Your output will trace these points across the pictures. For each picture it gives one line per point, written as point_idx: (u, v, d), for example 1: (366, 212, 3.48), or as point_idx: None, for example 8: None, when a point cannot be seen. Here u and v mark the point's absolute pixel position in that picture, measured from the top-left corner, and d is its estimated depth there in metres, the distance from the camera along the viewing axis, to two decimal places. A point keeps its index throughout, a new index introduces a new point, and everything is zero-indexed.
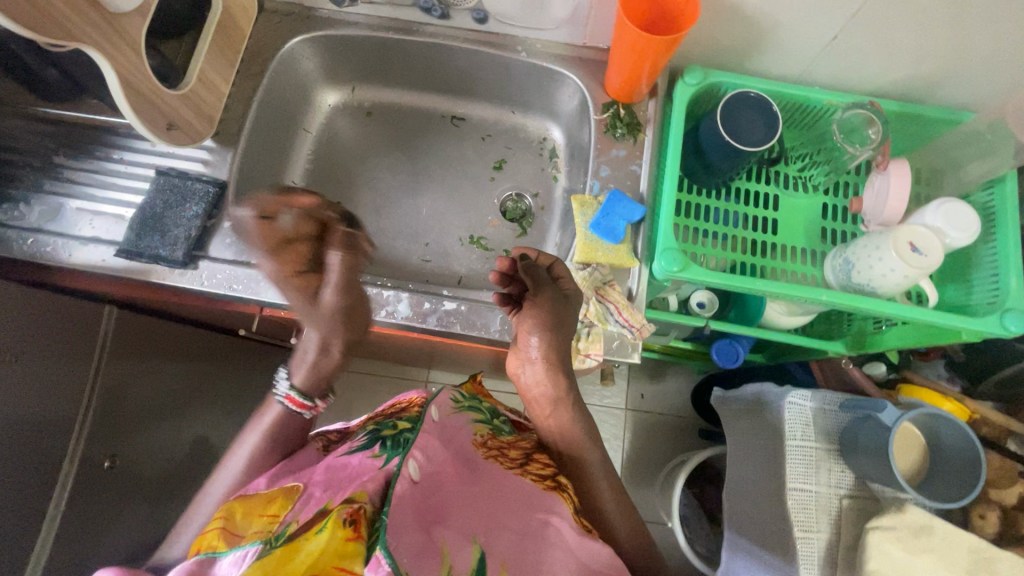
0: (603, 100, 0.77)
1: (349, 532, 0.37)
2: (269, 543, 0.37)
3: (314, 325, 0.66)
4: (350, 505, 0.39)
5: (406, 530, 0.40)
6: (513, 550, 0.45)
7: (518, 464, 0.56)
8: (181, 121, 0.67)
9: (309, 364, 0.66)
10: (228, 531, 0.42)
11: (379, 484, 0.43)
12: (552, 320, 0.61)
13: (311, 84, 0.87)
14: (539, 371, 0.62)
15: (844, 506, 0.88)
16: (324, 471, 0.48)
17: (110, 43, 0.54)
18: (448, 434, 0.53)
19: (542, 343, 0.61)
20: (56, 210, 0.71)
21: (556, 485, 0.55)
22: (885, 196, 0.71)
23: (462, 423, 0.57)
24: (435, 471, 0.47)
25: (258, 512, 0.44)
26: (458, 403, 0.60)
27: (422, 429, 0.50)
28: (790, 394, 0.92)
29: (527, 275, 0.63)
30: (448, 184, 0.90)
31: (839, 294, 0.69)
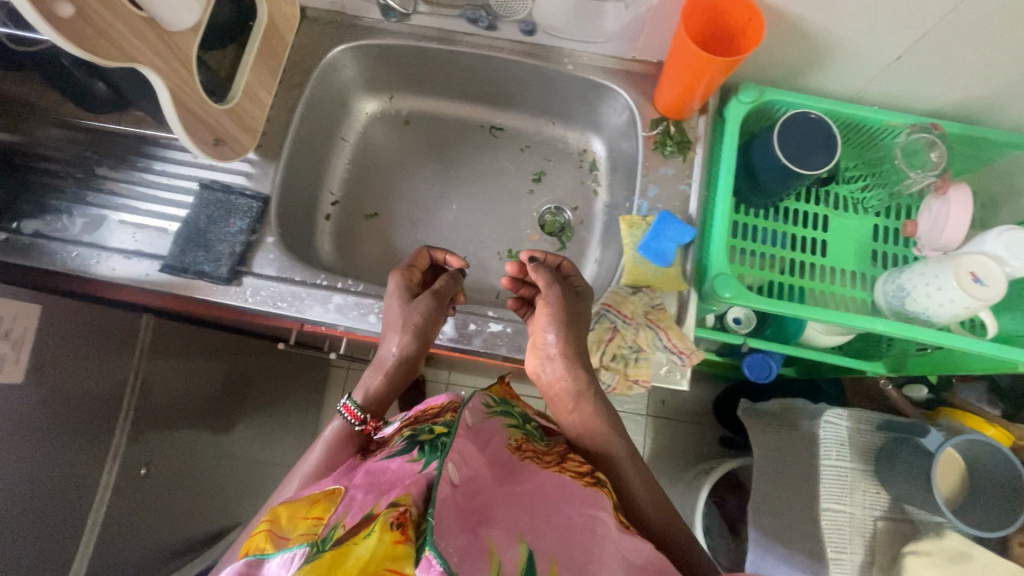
0: (651, 116, 0.75)
1: (397, 535, 0.36)
2: (315, 546, 0.37)
3: (398, 337, 0.62)
4: (396, 509, 0.38)
5: (452, 533, 0.39)
6: (562, 541, 0.43)
7: (555, 462, 0.54)
8: (227, 136, 0.66)
9: (366, 379, 0.63)
10: (274, 534, 0.41)
11: (421, 487, 0.42)
12: (568, 315, 0.62)
13: (351, 93, 0.85)
14: (559, 367, 0.61)
15: (879, 528, 0.88)
16: (364, 475, 0.47)
17: (163, 60, 0.52)
18: (483, 439, 0.50)
19: (559, 336, 0.61)
20: (99, 222, 0.70)
21: (594, 481, 0.52)
22: (942, 222, 0.70)
23: (495, 428, 0.54)
24: (474, 475, 0.45)
25: (301, 515, 0.43)
26: (491, 407, 0.57)
27: (459, 433, 0.48)
28: (825, 415, 0.91)
29: (536, 275, 0.65)
30: (485, 196, 0.89)
31: (893, 323, 0.68)
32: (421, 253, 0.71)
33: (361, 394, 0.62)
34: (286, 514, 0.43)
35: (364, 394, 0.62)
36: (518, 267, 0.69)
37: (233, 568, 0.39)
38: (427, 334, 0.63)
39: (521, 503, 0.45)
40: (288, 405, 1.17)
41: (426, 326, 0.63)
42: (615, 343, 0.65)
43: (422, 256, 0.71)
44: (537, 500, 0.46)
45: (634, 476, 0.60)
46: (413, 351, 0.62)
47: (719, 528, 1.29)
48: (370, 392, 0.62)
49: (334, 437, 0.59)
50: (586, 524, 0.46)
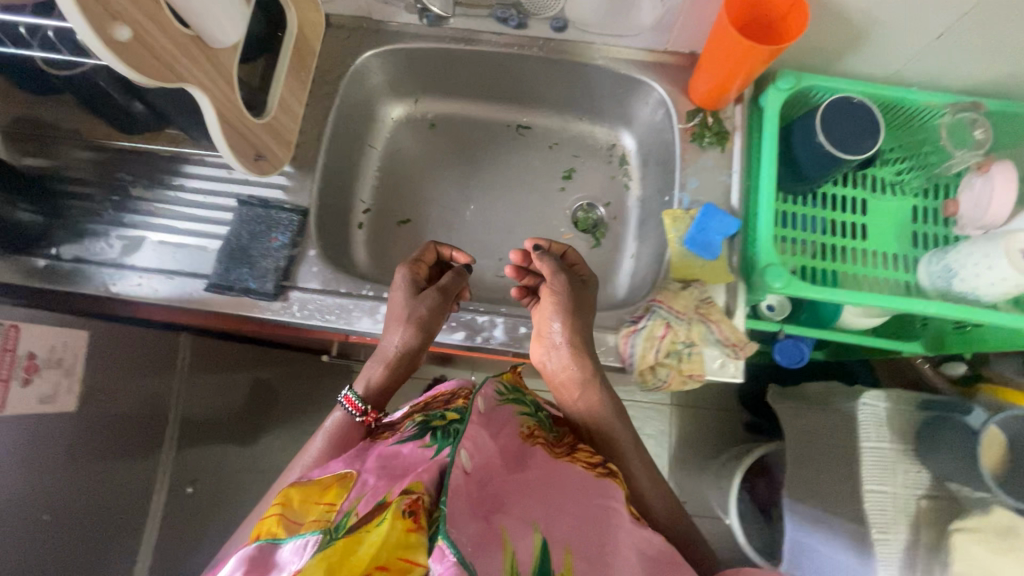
0: (686, 108, 0.74)
1: (409, 523, 0.36)
2: (329, 534, 0.37)
3: (400, 331, 0.63)
4: (409, 496, 0.38)
5: (466, 520, 0.38)
6: (576, 533, 0.42)
7: (566, 453, 0.53)
8: (267, 150, 0.65)
9: (368, 370, 0.64)
10: (286, 518, 0.41)
11: (434, 474, 0.41)
12: (574, 304, 0.63)
13: (377, 99, 0.84)
14: (564, 355, 0.62)
15: (922, 507, 0.86)
16: (376, 460, 0.47)
17: (210, 78, 0.52)
18: (494, 426, 0.50)
19: (564, 325, 0.62)
20: (138, 244, 0.70)
21: (607, 471, 0.51)
22: (986, 200, 0.69)
23: (508, 415, 0.53)
24: (486, 462, 0.44)
25: (311, 499, 0.43)
26: (504, 395, 0.56)
27: (472, 420, 0.47)
28: (863, 396, 0.91)
29: (541, 264, 0.65)
30: (516, 196, 0.88)
31: (944, 304, 0.67)
32: (428, 247, 0.70)
33: (362, 385, 0.64)
34: (298, 497, 0.43)
35: (366, 384, 0.64)
36: (521, 256, 0.67)
37: (244, 551, 0.39)
38: (430, 329, 0.64)
39: (534, 490, 0.44)
40: (319, 415, 1.17)
41: (429, 320, 0.63)
42: (669, 340, 0.64)
43: (430, 251, 0.70)
44: (547, 485, 0.46)
45: (639, 464, 0.61)
46: (415, 345, 0.63)
47: (753, 514, 1.29)
48: (371, 382, 0.63)
49: (335, 427, 0.60)
50: (595, 513, 0.45)
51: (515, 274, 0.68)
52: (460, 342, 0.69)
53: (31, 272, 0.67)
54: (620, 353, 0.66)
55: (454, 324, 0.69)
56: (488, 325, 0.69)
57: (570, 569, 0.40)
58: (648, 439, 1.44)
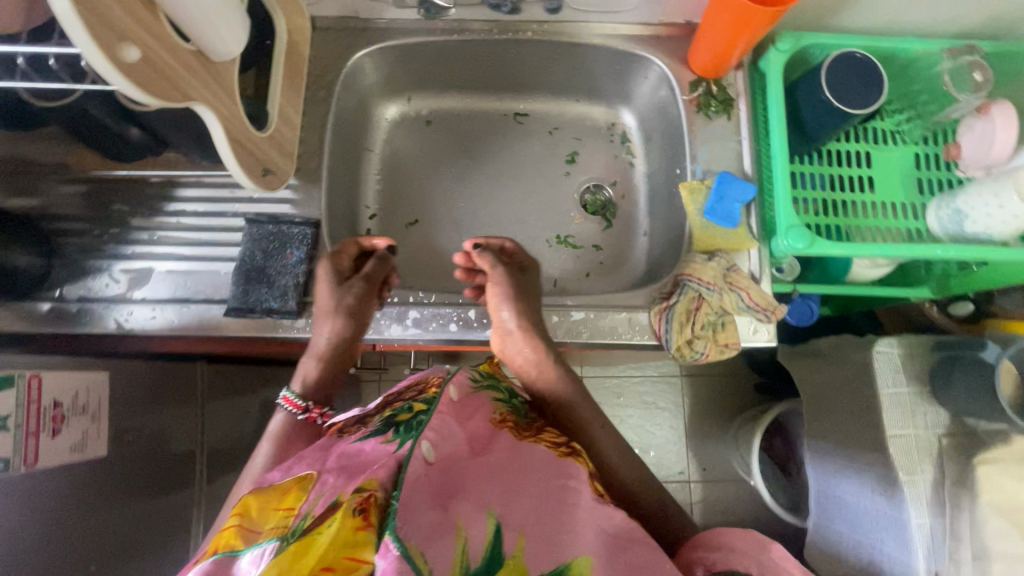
0: (688, 79, 0.74)
1: (358, 521, 0.36)
2: (285, 539, 0.36)
3: (328, 324, 0.64)
4: (360, 494, 0.38)
5: (421, 510, 0.37)
6: (535, 513, 0.42)
7: (533, 433, 0.54)
8: (273, 164, 0.63)
9: (303, 367, 0.65)
10: (245, 528, 0.40)
11: (390, 469, 0.41)
12: (516, 291, 0.66)
13: (371, 100, 0.82)
14: (518, 340, 0.65)
15: (945, 445, 0.85)
16: (337, 458, 0.46)
17: (215, 93, 0.50)
18: (467, 413, 0.50)
19: (511, 312, 0.65)
20: (145, 276, 0.67)
21: (570, 452, 0.52)
22: (989, 139, 0.71)
23: (482, 400, 0.53)
24: (451, 450, 0.44)
25: (270, 506, 0.42)
26: (476, 381, 0.56)
27: (438, 410, 0.47)
28: (878, 344, 0.91)
29: (480, 259, 0.69)
30: (521, 185, 0.87)
31: (962, 246, 0.68)
32: (348, 243, 0.69)
33: (300, 382, 0.65)
34: (258, 505, 0.42)
35: (303, 382, 0.65)
36: (465, 256, 0.71)
37: (201, 566, 0.37)
38: (359, 321, 0.65)
39: (496, 474, 0.44)
40: None
41: (356, 309, 0.64)
42: (702, 311, 0.66)
43: (350, 245, 0.69)
44: (511, 466, 0.45)
45: (603, 437, 0.62)
46: (348, 333, 0.64)
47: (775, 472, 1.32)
48: (308, 379, 0.65)
49: (278, 430, 0.61)
50: (555, 494, 0.45)
51: (465, 276, 0.72)
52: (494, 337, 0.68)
53: (35, 317, 0.64)
54: (655, 331, 0.66)
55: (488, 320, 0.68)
56: None
57: (523, 553, 0.39)
58: (665, 413, 1.46)
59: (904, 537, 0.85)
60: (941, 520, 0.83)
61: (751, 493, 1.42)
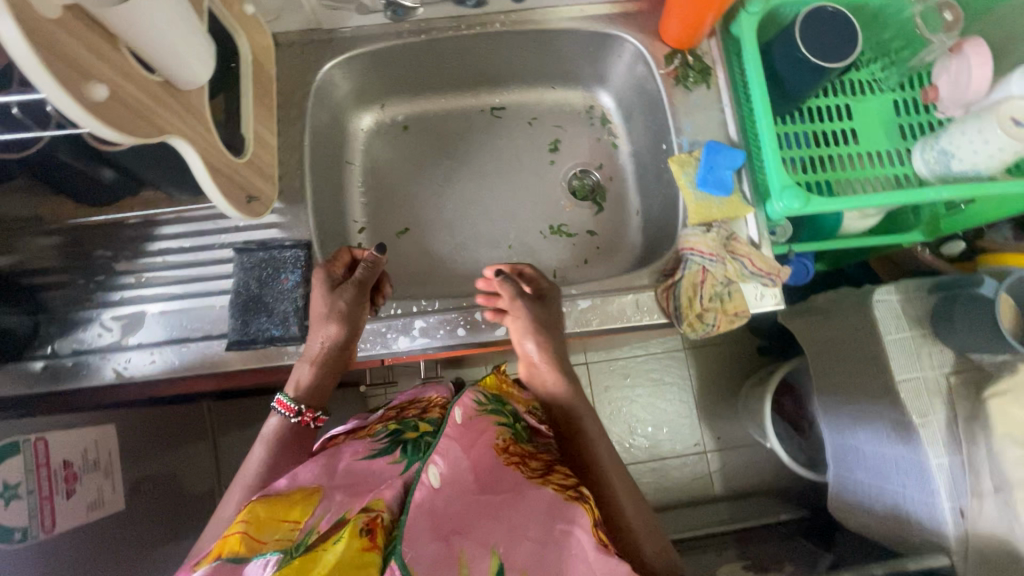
0: (662, 52, 0.73)
1: (365, 542, 0.37)
2: (290, 552, 0.37)
3: (325, 328, 0.61)
4: (367, 514, 0.40)
5: (424, 542, 0.39)
6: (535, 556, 0.41)
7: (539, 474, 0.49)
8: (256, 190, 0.61)
9: (295, 371, 0.61)
10: (250, 537, 0.39)
11: (397, 491, 0.43)
12: (540, 322, 0.64)
13: (345, 112, 0.81)
14: (542, 370, 0.64)
15: (953, 383, 0.86)
16: (344, 475, 0.47)
17: (188, 124, 0.48)
18: (470, 439, 0.48)
19: (537, 347, 0.63)
20: (139, 321, 0.65)
21: (578, 495, 0.47)
22: (965, 78, 0.72)
23: (485, 426, 0.50)
24: (457, 479, 0.44)
25: (274, 515, 0.42)
26: (483, 405, 0.52)
27: (444, 434, 0.47)
28: (876, 293, 0.91)
29: (502, 287, 0.65)
30: (508, 180, 0.86)
31: (953, 186, 0.68)
32: (342, 251, 0.67)
33: (293, 386, 0.61)
34: (263, 512, 0.42)
35: (296, 386, 0.61)
36: (486, 283, 0.67)
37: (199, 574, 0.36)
38: (355, 323, 0.62)
39: (500, 511, 0.43)
40: None
41: (351, 312, 0.61)
42: (709, 283, 0.65)
43: (343, 254, 0.66)
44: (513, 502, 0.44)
45: (608, 466, 0.59)
46: (344, 338, 0.61)
47: (789, 432, 1.33)
48: (301, 384, 0.61)
49: (272, 435, 0.59)
50: (553, 538, 0.43)
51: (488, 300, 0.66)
52: (504, 336, 0.67)
53: (30, 377, 0.62)
54: (664, 308, 0.66)
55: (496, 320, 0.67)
56: None
57: None
58: (675, 387, 1.46)
59: (925, 479, 0.86)
60: (959, 457, 0.84)
61: (767, 454, 1.43)
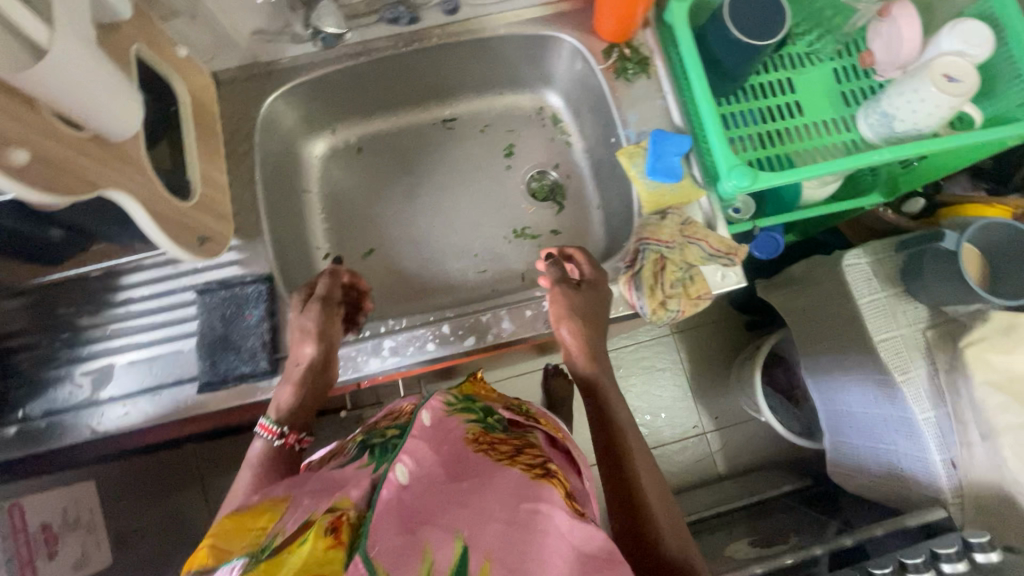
0: (600, 47, 0.74)
1: (330, 540, 0.37)
2: (254, 556, 0.37)
3: (303, 343, 0.61)
4: (332, 513, 0.39)
5: (389, 535, 0.38)
6: (502, 540, 0.41)
7: (507, 456, 0.51)
8: (208, 230, 0.62)
9: (274, 395, 0.62)
10: (218, 548, 0.40)
11: (364, 489, 0.43)
12: (577, 308, 0.63)
13: (296, 141, 0.81)
14: (578, 357, 0.64)
15: (930, 337, 0.88)
16: (314, 482, 0.46)
17: (123, 174, 0.48)
18: (440, 438, 0.50)
19: (572, 332, 0.63)
20: (108, 374, 0.65)
21: (545, 473, 0.50)
22: (897, 39, 0.73)
23: (452, 425, 0.53)
24: (426, 474, 0.45)
25: (241, 527, 0.42)
26: (453, 405, 0.57)
27: (411, 434, 0.49)
28: (846, 258, 0.92)
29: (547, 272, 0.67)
30: (468, 190, 0.86)
31: (896, 147, 0.70)
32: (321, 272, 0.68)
33: (274, 409, 0.61)
34: (230, 528, 0.42)
35: (276, 408, 0.61)
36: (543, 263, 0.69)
37: None
38: (330, 338, 0.62)
39: (465, 500, 0.43)
40: None
41: (321, 328, 0.62)
42: (669, 270, 0.65)
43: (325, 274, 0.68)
44: (477, 491, 0.45)
45: (636, 450, 0.59)
46: (319, 358, 0.61)
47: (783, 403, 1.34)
48: (281, 405, 0.61)
49: (257, 459, 0.58)
50: (523, 518, 0.43)
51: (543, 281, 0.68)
52: (473, 347, 0.67)
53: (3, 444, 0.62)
54: (628, 301, 0.68)
55: (463, 331, 0.67)
56: (494, 321, 0.68)
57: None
58: (667, 373, 1.47)
59: (915, 434, 0.87)
60: (944, 409, 0.85)
61: (764, 428, 1.44)
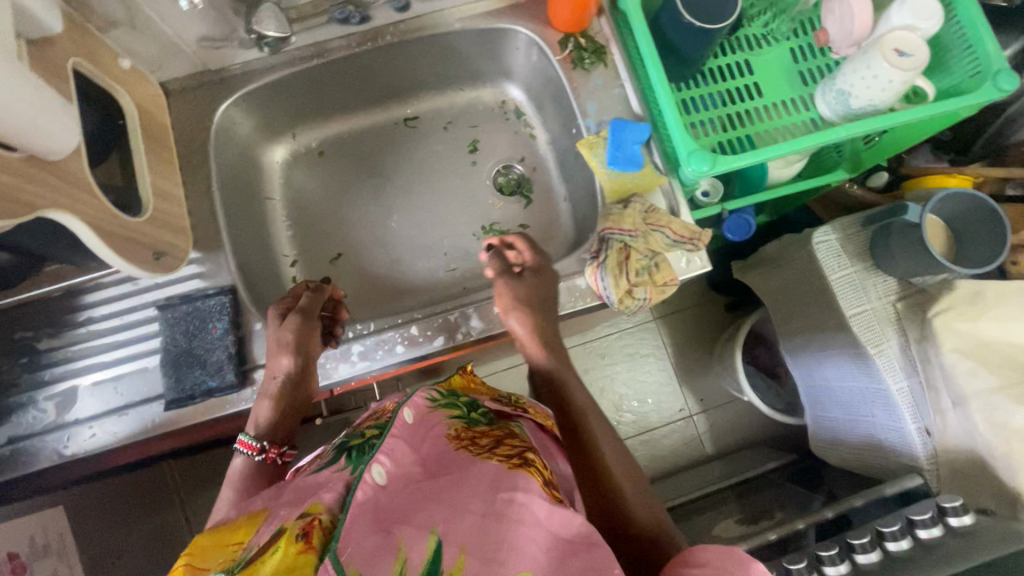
0: (556, 38, 0.74)
1: (300, 545, 0.36)
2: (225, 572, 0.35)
3: (280, 357, 0.61)
4: (304, 519, 0.38)
5: (364, 536, 0.37)
6: (477, 530, 0.40)
7: (488, 449, 0.50)
8: (164, 245, 0.61)
9: (253, 412, 0.62)
10: (193, 567, 0.39)
11: (338, 493, 0.41)
12: (522, 298, 0.66)
13: (255, 148, 0.80)
14: (530, 346, 0.66)
15: (900, 309, 0.88)
16: (292, 492, 0.45)
17: (63, 193, 0.47)
18: (420, 437, 0.48)
19: (518, 320, 0.65)
20: (71, 397, 0.63)
21: (523, 463, 0.48)
22: (849, 16, 0.73)
23: (434, 420, 0.51)
24: (404, 474, 0.44)
25: (219, 544, 0.41)
26: (436, 400, 0.54)
27: (390, 434, 0.46)
28: (814, 236, 0.92)
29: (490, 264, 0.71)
30: (434, 189, 0.86)
31: (852, 125, 0.70)
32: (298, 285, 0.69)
33: (252, 425, 0.61)
34: (209, 544, 0.42)
35: (255, 424, 0.61)
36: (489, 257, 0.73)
37: None
38: (308, 349, 0.62)
39: (443, 495, 0.42)
40: None
41: (298, 340, 0.61)
42: (633, 259, 0.66)
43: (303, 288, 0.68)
44: (448, 486, 0.43)
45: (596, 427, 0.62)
46: (297, 370, 0.61)
47: (765, 382, 1.36)
48: (259, 420, 0.61)
49: (238, 476, 0.58)
50: (498, 509, 0.42)
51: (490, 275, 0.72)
52: (443, 347, 0.67)
53: None
54: (596, 292, 0.68)
55: (432, 331, 0.67)
56: (463, 319, 0.68)
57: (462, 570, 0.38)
58: (650, 358, 1.48)
59: (891, 406, 0.87)
60: (917, 378, 0.85)
61: (748, 408, 1.46)
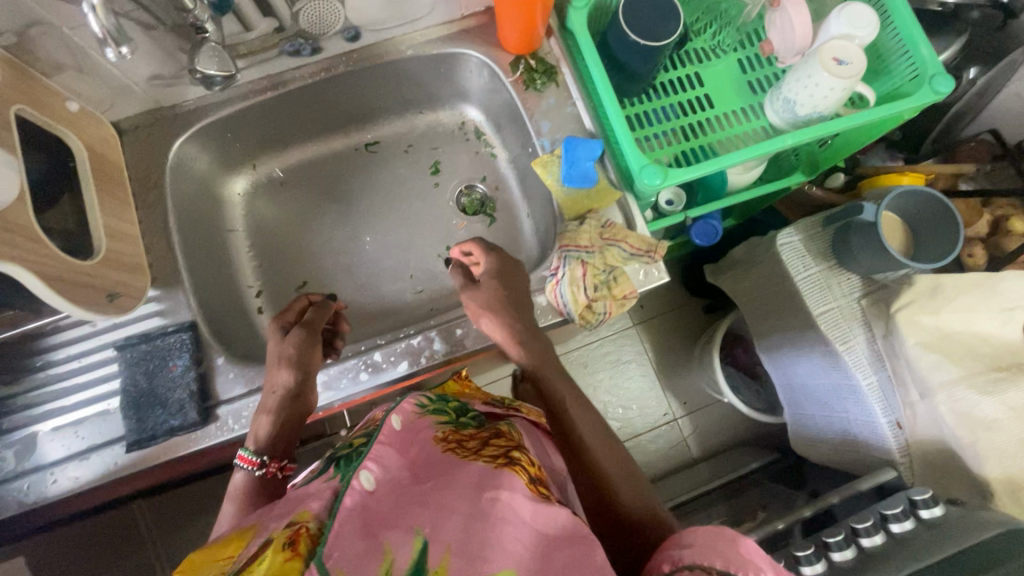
0: (507, 60, 0.75)
1: (287, 553, 0.35)
2: None
3: (278, 373, 0.61)
4: (292, 527, 0.37)
5: (350, 542, 0.36)
6: (459, 532, 0.38)
7: (475, 451, 0.49)
8: (118, 285, 0.60)
9: (253, 424, 0.61)
10: None
11: (325, 500, 0.40)
12: (489, 301, 0.65)
13: (213, 181, 0.80)
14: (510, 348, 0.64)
15: (865, 306, 0.89)
16: (282, 505, 0.43)
17: (6, 243, 0.47)
18: (409, 442, 0.48)
19: (489, 324, 0.64)
20: (31, 444, 0.63)
21: (508, 460, 0.48)
22: (790, 27, 0.76)
23: (425, 424, 0.51)
24: (393, 479, 0.43)
25: (209, 560, 0.39)
26: (425, 407, 0.54)
27: (376, 441, 0.46)
28: (778, 238, 0.93)
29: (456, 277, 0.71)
30: (397, 212, 0.86)
31: (800, 132, 0.72)
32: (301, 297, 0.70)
33: (253, 440, 0.60)
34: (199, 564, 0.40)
35: (256, 439, 0.60)
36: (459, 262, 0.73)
37: None
38: (307, 364, 0.62)
39: (427, 498, 0.41)
40: None
41: (299, 355, 0.62)
42: (591, 274, 0.66)
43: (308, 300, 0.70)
44: (439, 488, 0.42)
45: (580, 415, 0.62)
46: (297, 385, 0.61)
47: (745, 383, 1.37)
48: (259, 437, 0.60)
49: (239, 490, 0.58)
50: (482, 508, 0.41)
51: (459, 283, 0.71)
52: (409, 370, 0.67)
53: None
54: (556, 307, 0.69)
55: (397, 356, 0.67)
56: (427, 343, 0.68)
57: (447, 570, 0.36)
58: (630, 365, 1.49)
59: (861, 401, 0.87)
60: (885, 370, 0.86)
61: (730, 409, 1.47)
